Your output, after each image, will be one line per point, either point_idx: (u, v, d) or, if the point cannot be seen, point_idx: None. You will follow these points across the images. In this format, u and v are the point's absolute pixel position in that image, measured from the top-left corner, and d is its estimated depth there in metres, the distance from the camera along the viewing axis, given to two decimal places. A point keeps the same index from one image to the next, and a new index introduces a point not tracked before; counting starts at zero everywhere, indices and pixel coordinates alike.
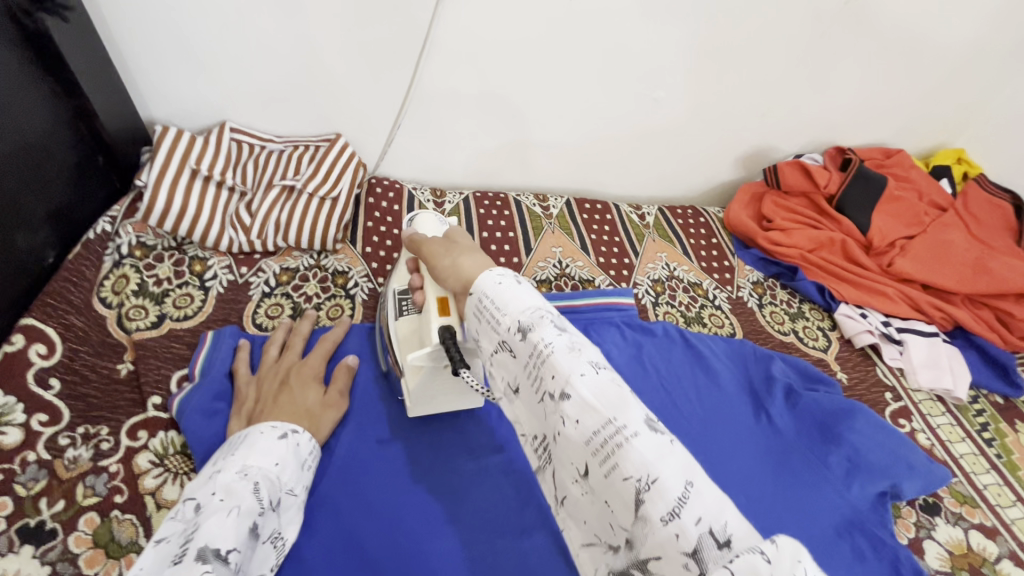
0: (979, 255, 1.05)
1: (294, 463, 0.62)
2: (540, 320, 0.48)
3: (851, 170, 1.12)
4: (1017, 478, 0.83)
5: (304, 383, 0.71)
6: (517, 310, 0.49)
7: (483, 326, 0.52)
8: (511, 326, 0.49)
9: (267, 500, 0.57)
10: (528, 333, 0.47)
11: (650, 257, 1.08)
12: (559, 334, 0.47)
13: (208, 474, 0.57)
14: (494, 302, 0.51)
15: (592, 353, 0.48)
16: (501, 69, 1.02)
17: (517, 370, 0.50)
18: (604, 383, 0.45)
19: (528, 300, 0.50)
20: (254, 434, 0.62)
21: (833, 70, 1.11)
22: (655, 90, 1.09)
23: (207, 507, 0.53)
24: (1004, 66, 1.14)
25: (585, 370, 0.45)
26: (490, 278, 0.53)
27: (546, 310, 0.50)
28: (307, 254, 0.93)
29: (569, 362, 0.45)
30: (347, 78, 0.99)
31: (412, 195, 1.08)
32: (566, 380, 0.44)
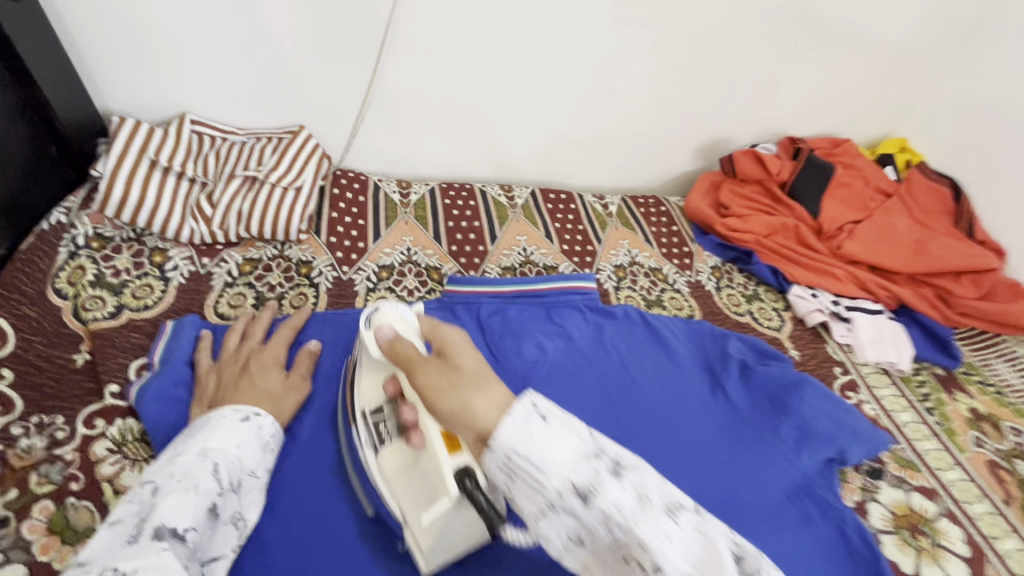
0: (920, 237, 1.10)
1: (256, 445, 0.62)
2: (597, 474, 0.38)
3: (801, 158, 1.18)
4: (956, 443, 0.88)
5: (265, 369, 0.71)
6: (567, 469, 0.38)
7: (518, 486, 0.40)
8: (565, 492, 0.38)
9: (227, 481, 0.57)
10: (592, 501, 0.37)
11: (613, 244, 1.11)
12: (624, 486, 0.38)
13: (167, 456, 0.57)
14: (532, 460, 0.38)
15: (657, 490, 0.39)
16: (464, 62, 1.04)
17: (578, 530, 0.39)
18: (689, 536, 0.37)
19: (572, 446, 0.39)
20: (216, 419, 0.61)
21: (782, 63, 1.16)
22: (614, 82, 1.12)
23: (163, 489, 0.53)
24: (939, 58, 1.21)
25: (667, 528, 0.37)
26: (512, 427, 0.39)
27: (594, 450, 0.39)
28: (271, 245, 0.94)
29: (651, 525, 0.37)
30: (310, 71, 0.99)
31: (377, 186, 1.09)
32: (654, 550, 0.36)
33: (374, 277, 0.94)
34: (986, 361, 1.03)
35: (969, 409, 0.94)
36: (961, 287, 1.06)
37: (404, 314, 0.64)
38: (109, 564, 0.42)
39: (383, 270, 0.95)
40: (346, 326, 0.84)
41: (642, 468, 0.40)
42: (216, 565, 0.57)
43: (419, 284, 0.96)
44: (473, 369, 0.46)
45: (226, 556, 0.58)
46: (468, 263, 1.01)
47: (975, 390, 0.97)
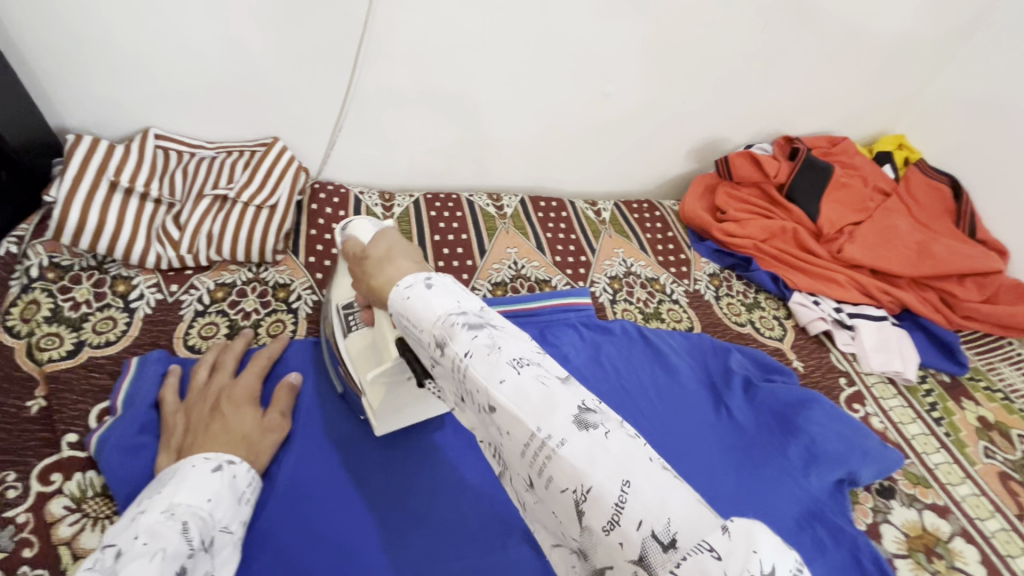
0: (922, 238, 1.07)
1: (230, 497, 0.57)
2: (453, 328, 0.44)
3: (799, 159, 1.14)
4: (966, 455, 0.85)
5: (239, 407, 0.66)
6: (431, 323, 0.46)
7: (413, 342, 0.50)
8: (431, 341, 0.46)
9: (198, 541, 0.51)
10: (445, 347, 0.44)
11: (607, 253, 1.07)
12: (475, 337, 0.43)
13: (129, 516, 0.51)
14: (412, 318, 0.48)
15: (517, 351, 0.43)
16: (445, 66, 0.98)
17: (452, 384, 0.46)
18: (527, 385, 0.40)
19: (442, 307, 0.46)
20: (185, 470, 0.56)
21: (777, 60, 1.12)
22: (604, 84, 1.07)
23: (128, 553, 0.46)
24: (936, 53, 1.17)
25: (505, 375, 0.41)
26: (397, 292, 0.49)
27: (462, 312, 0.46)
28: (245, 268, 0.88)
29: (489, 368, 0.41)
30: (281, 79, 0.93)
31: (358, 200, 1.04)
32: (487, 391, 0.41)
33: None
34: (992, 365, 1.00)
35: (977, 418, 0.91)
36: (965, 290, 1.03)
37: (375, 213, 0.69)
38: None
39: None
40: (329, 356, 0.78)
41: (514, 335, 0.45)
42: None
43: None
44: (378, 255, 0.56)
45: None
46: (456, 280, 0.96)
47: (982, 397, 0.94)
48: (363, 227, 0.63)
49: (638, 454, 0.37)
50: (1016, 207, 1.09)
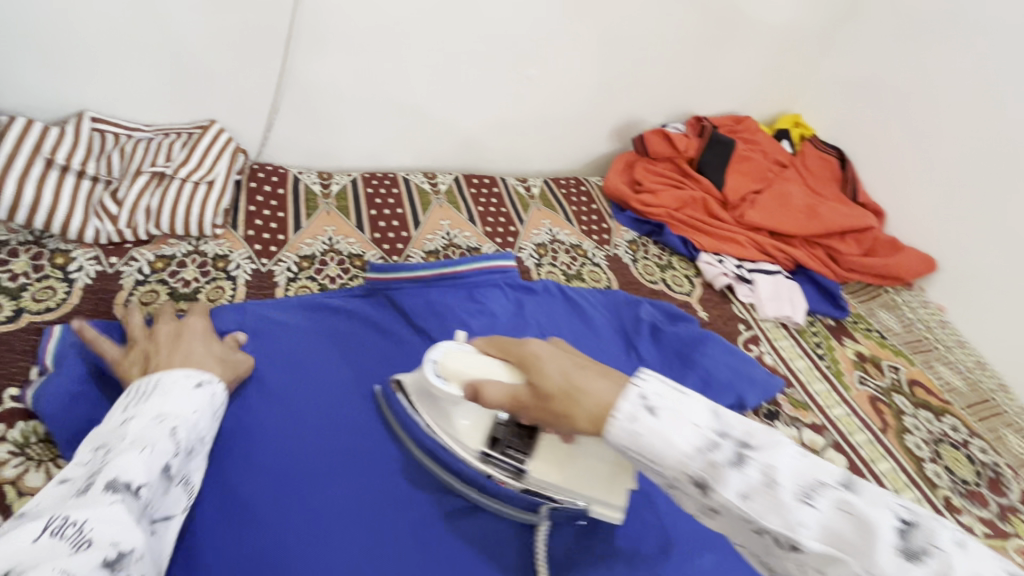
0: (811, 202, 1.21)
1: (207, 411, 0.63)
2: (712, 466, 0.40)
3: (705, 136, 1.28)
4: (843, 383, 0.98)
5: (201, 340, 0.70)
6: (682, 460, 0.41)
7: (643, 470, 0.45)
8: (682, 479, 0.42)
9: (183, 444, 0.57)
10: (710, 491, 0.40)
11: (534, 224, 1.16)
12: (742, 473, 0.39)
13: (117, 422, 0.56)
14: (646, 455, 0.43)
15: (792, 476, 0.39)
16: (375, 51, 1.05)
17: (704, 508, 0.43)
18: (832, 520, 0.37)
19: (682, 436, 0.41)
20: (165, 385, 0.61)
21: (681, 45, 1.24)
22: (525, 68, 1.16)
23: (116, 448, 0.52)
24: (819, 39, 1.32)
25: (799, 514, 0.38)
26: (620, 433, 0.43)
27: (710, 439, 0.41)
28: (184, 241, 0.92)
29: (774, 509, 0.38)
30: (217, 62, 0.98)
31: (297, 179, 1.10)
32: (789, 535, 0.38)
33: (294, 267, 0.94)
34: (872, 311, 1.14)
35: (855, 353, 1.04)
36: (847, 245, 1.18)
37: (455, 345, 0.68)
38: (59, 513, 0.45)
39: (304, 260, 0.95)
40: (272, 316, 0.83)
41: (773, 448, 0.40)
42: (167, 524, 0.57)
43: (341, 272, 0.96)
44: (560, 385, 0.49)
45: (178, 516, 0.58)
46: (391, 249, 1.03)
47: (861, 336, 1.08)
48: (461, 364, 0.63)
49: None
50: (890, 174, 1.25)
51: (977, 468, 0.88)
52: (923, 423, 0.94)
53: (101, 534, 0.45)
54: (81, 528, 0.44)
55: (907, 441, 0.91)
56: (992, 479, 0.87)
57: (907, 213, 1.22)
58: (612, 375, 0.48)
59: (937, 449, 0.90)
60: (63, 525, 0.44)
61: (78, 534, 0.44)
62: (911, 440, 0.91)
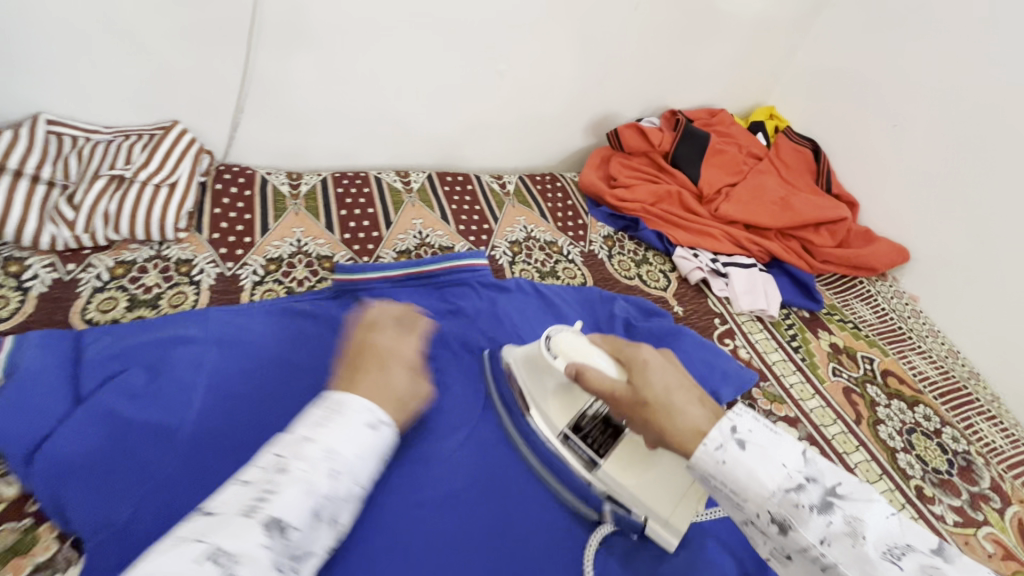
0: (785, 195, 1.21)
1: (372, 456, 0.61)
2: (797, 508, 0.47)
3: (680, 129, 1.27)
4: (817, 375, 0.98)
5: (398, 369, 0.71)
6: (763, 498, 0.48)
7: (719, 497, 0.52)
8: (763, 515, 0.48)
9: (342, 488, 0.57)
10: (788, 530, 0.47)
11: (509, 221, 1.14)
12: (828, 521, 0.46)
13: (298, 436, 0.58)
14: (729, 485, 0.50)
15: (874, 529, 0.46)
16: (340, 48, 1.03)
17: (776, 546, 0.49)
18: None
19: (775, 475, 0.48)
20: (346, 414, 0.61)
21: (654, 38, 1.23)
22: (496, 63, 1.15)
23: (286, 475, 0.54)
24: (792, 30, 1.32)
25: (880, 565, 0.44)
26: (706, 458, 0.51)
27: (799, 485, 0.47)
28: (146, 246, 0.90)
29: (849, 554, 0.44)
30: (178, 62, 0.95)
31: (265, 180, 1.08)
32: None
33: (261, 270, 0.92)
34: (847, 301, 1.14)
35: (829, 344, 1.05)
36: (821, 237, 1.18)
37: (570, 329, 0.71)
38: (217, 540, 0.47)
39: (270, 263, 0.94)
40: (237, 321, 0.81)
41: (863, 503, 0.47)
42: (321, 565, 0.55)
43: (309, 274, 0.94)
44: (659, 396, 0.59)
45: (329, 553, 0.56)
46: (362, 250, 1.01)
47: (836, 327, 1.08)
48: (575, 349, 0.67)
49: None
50: (863, 165, 1.25)
51: (949, 457, 0.89)
52: (896, 413, 0.94)
53: (244, 569, 0.47)
54: (233, 557, 0.47)
55: (880, 432, 0.91)
56: (964, 467, 0.88)
57: (880, 204, 1.23)
58: (709, 409, 0.57)
59: (910, 439, 0.91)
60: (219, 552, 0.47)
61: (229, 562, 0.47)
62: (884, 431, 0.91)
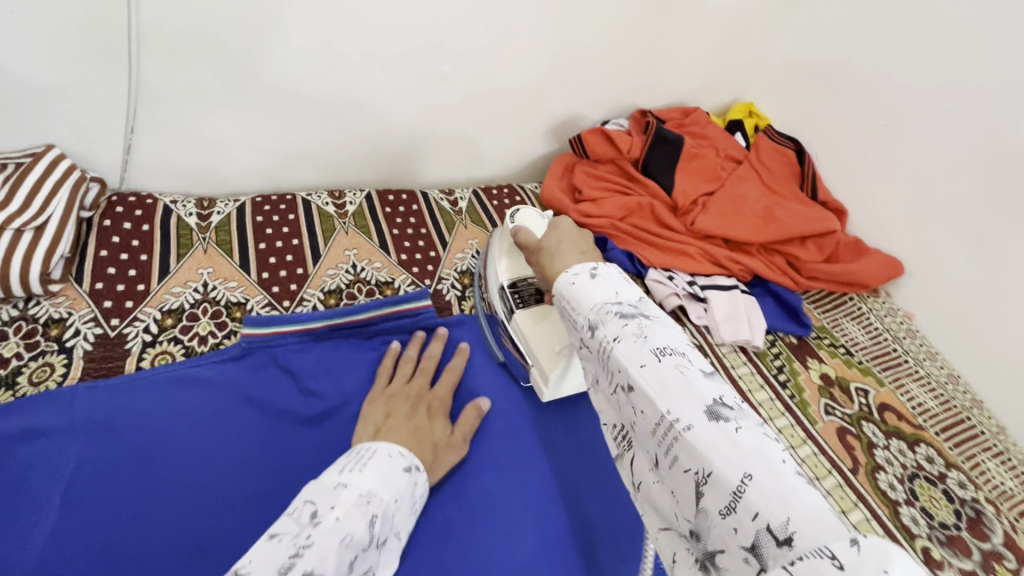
0: (768, 204, 1.09)
1: (407, 501, 0.61)
2: (606, 316, 0.55)
3: (650, 132, 1.13)
4: (808, 415, 0.87)
5: (435, 416, 0.73)
6: (589, 309, 0.57)
7: (568, 324, 0.61)
8: (585, 324, 0.57)
9: (376, 535, 0.54)
10: (597, 331, 0.55)
11: (460, 246, 1.00)
12: (624, 325, 0.53)
13: (331, 483, 0.55)
14: (573, 305, 0.59)
15: (662, 344, 0.51)
16: (250, 53, 0.87)
17: (596, 365, 0.56)
18: (666, 372, 0.47)
19: (603, 296, 0.57)
20: (381, 459, 0.61)
21: (620, 31, 1.08)
22: (439, 63, 0.99)
23: (326, 518, 0.50)
24: (773, 18, 1.19)
25: (647, 360, 0.49)
26: (569, 280, 0.61)
27: (618, 305, 0.56)
28: (9, 305, 0.74)
29: (630, 349, 0.51)
30: (38, 74, 0.78)
31: (168, 210, 0.91)
32: (628, 371, 0.49)
33: (155, 327, 0.77)
34: (837, 322, 1.04)
35: (820, 376, 0.94)
36: (807, 251, 1.06)
37: (537, 213, 0.82)
38: None
39: (167, 315, 0.78)
40: (117, 400, 0.67)
41: (663, 327, 0.53)
42: None
43: (216, 328, 0.79)
44: (552, 246, 0.71)
45: None
46: (282, 292, 0.86)
47: (826, 354, 0.98)
48: (529, 220, 0.79)
49: (770, 455, 0.41)
50: (850, 168, 1.14)
51: (956, 507, 0.79)
52: (896, 456, 0.84)
53: None
54: None
55: (879, 481, 0.81)
56: (973, 519, 0.78)
57: (869, 211, 1.12)
58: (585, 257, 0.67)
59: (912, 488, 0.81)
60: None
61: None
62: (883, 480, 0.81)
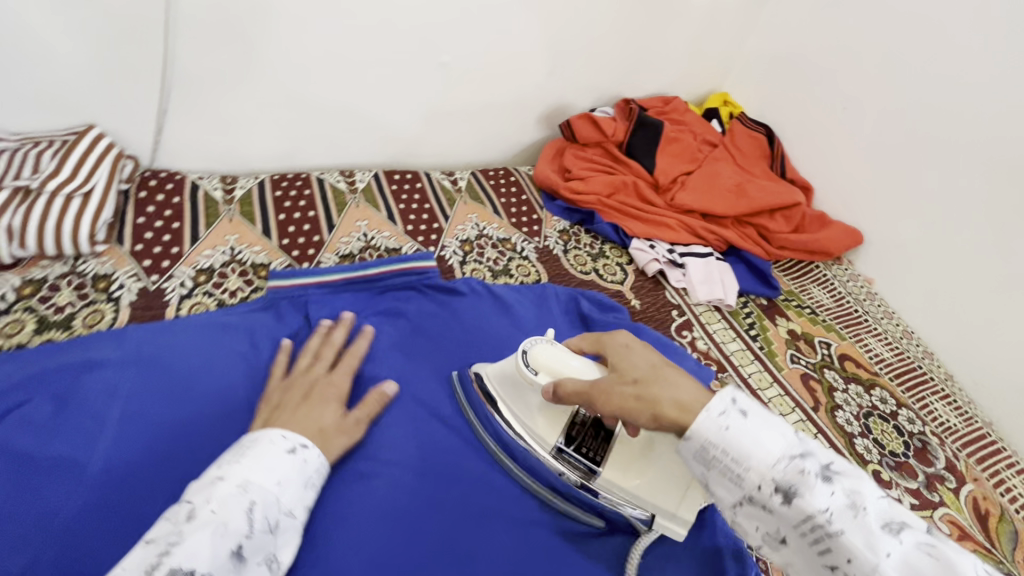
0: (740, 181, 1.20)
1: (300, 481, 0.59)
2: (800, 476, 0.44)
3: (633, 118, 1.24)
4: (775, 363, 0.97)
5: (326, 401, 0.69)
6: (770, 467, 0.45)
7: (714, 474, 0.49)
8: (768, 488, 0.45)
9: (261, 523, 0.53)
10: (797, 500, 0.44)
11: (460, 219, 1.10)
12: (831, 492, 0.44)
13: (208, 478, 0.54)
14: (734, 457, 0.47)
15: (873, 504, 0.43)
16: (272, 44, 0.97)
17: (779, 526, 0.46)
18: (909, 551, 0.41)
19: (778, 443, 0.46)
20: (262, 444, 0.58)
21: (604, 27, 1.19)
22: (440, 54, 1.10)
23: (199, 518, 0.49)
24: (743, 15, 1.30)
25: (882, 539, 0.41)
26: (711, 423, 0.48)
27: (799, 454, 0.46)
28: (60, 262, 0.83)
29: (854, 526, 0.42)
30: (85, 61, 0.87)
31: (195, 185, 1.01)
32: (865, 557, 0.41)
33: (190, 282, 0.86)
34: (804, 287, 1.14)
35: (787, 331, 1.04)
36: (776, 223, 1.17)
37: (543, 341, 0.67)
38: None
39: (200, 273, 0.88)
40: (161, 340, 0.76)
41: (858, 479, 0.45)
42: None
43: (244, 285, 0.89)
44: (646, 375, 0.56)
45: None
46: (302, 256, 0.96)
47: (793, 313, 1.08)
48: (560, 361, 0.63)
49: None
50: (815, 149, 1.25)
51: (905, 439, 0.89)
52: (853, 397, 0.94)
53: None
54: None
55: (837, 417, 0.90)
56: (920, 448, 0.88)
57: (832, 188, 1.23)
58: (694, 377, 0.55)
59: (867, 423, 0.90)
60: None
61: None
62: (841, 416, 0.91)
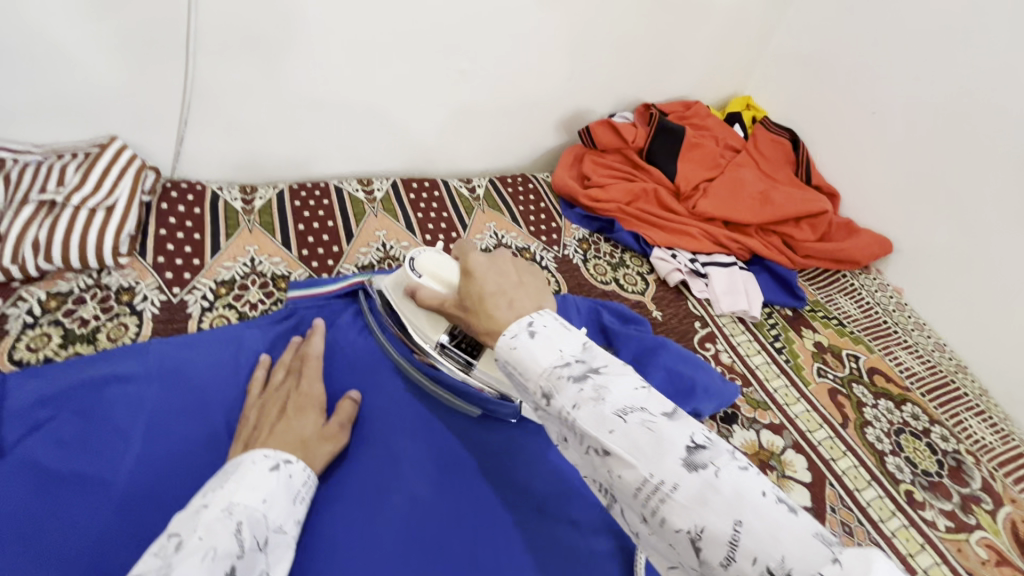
0: (764, 188, 1.17)
1: (285, 497, 0.58)
2: (556, 379, 0.47)
3: (653, 124, 1.22)
4: (802, 377, 0.95)
5: (306, 412, 0.68)
6: (539, 375, 0.48)
7: (516, 385, 0.53)
8: (538, 392, 0.49)
9: (250, 542, 0.52)
10: (552, 400, 0.47)
11: (478, 227, 1.09)
12: (578, 388, 0.46)
13: (192, 509, 0.53)
14: (518, 369, 0.50)
15: (620, 396, 0.45)
16: (293, 54, 0.97)
17: (557, 427, 0.48)
18: (634, 431, 0.42)
19: (549, 351, 0.49)
20: (245, 466, 0.58)
21: (624, 31, 1.17)
22: (459, 62, 1.09)
23: (187, 545, 0.48)
24: (767, 18, 1.28)
25: (612, 424, 0.43)
26: (504, 342, 0.52)
27: (565, 360, 0.48)
28: (83, 274, 0.84)
29: (591, 415, 0.44)
30: (110, 73, 0.88)
31: (216, 196, 1.01)
32: (598, 439, 0.43)
33: (211, 295, 0.86)
34: (831, 297, 1.11)
35: (814, 343, 1.01)
36: (801, 231, 1.15)
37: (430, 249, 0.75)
38: None
39: (221, 286, 0.88)
40: (184, 354, 0.76)
41: (616, 375, 0.46)
42: None
43: (264, 297, 0.89)
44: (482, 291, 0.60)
45: None
46: (321, 267, 0.96)
47: (819, 324, 1.05)
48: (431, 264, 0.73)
49: (752, 492, 0.38)
50: (840, 155, 1.22)
51: (939, 457, 0.86)
52: (884, 413, 0.91)
53: None
54: None
55: (868, 435, 0.88)
56: (955, 467, 0.85)
57: (860, 195, 1.20)
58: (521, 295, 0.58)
59: (899, 441, 0.88)
60: None
61: None
62: (871, 433, 0.88)
